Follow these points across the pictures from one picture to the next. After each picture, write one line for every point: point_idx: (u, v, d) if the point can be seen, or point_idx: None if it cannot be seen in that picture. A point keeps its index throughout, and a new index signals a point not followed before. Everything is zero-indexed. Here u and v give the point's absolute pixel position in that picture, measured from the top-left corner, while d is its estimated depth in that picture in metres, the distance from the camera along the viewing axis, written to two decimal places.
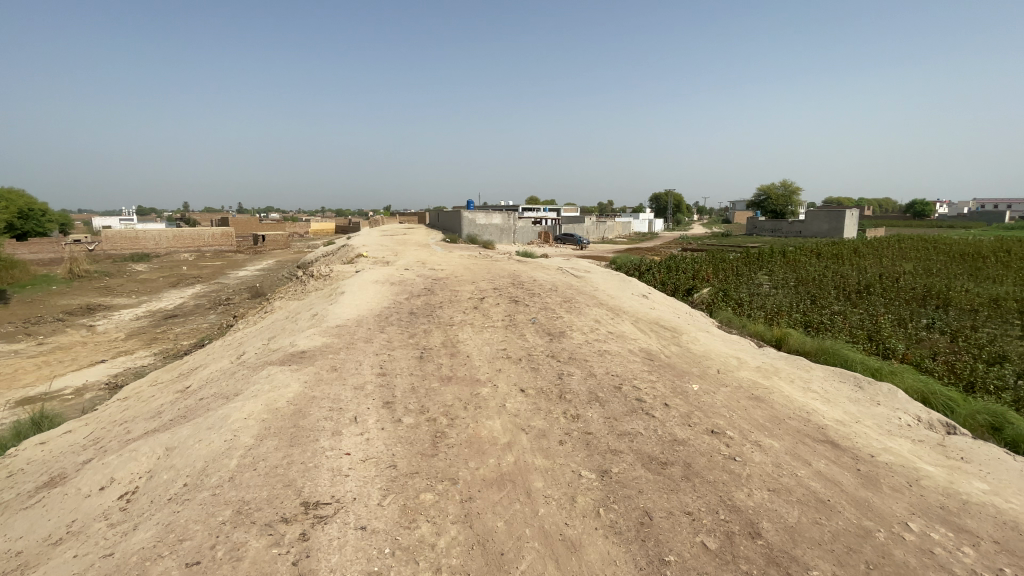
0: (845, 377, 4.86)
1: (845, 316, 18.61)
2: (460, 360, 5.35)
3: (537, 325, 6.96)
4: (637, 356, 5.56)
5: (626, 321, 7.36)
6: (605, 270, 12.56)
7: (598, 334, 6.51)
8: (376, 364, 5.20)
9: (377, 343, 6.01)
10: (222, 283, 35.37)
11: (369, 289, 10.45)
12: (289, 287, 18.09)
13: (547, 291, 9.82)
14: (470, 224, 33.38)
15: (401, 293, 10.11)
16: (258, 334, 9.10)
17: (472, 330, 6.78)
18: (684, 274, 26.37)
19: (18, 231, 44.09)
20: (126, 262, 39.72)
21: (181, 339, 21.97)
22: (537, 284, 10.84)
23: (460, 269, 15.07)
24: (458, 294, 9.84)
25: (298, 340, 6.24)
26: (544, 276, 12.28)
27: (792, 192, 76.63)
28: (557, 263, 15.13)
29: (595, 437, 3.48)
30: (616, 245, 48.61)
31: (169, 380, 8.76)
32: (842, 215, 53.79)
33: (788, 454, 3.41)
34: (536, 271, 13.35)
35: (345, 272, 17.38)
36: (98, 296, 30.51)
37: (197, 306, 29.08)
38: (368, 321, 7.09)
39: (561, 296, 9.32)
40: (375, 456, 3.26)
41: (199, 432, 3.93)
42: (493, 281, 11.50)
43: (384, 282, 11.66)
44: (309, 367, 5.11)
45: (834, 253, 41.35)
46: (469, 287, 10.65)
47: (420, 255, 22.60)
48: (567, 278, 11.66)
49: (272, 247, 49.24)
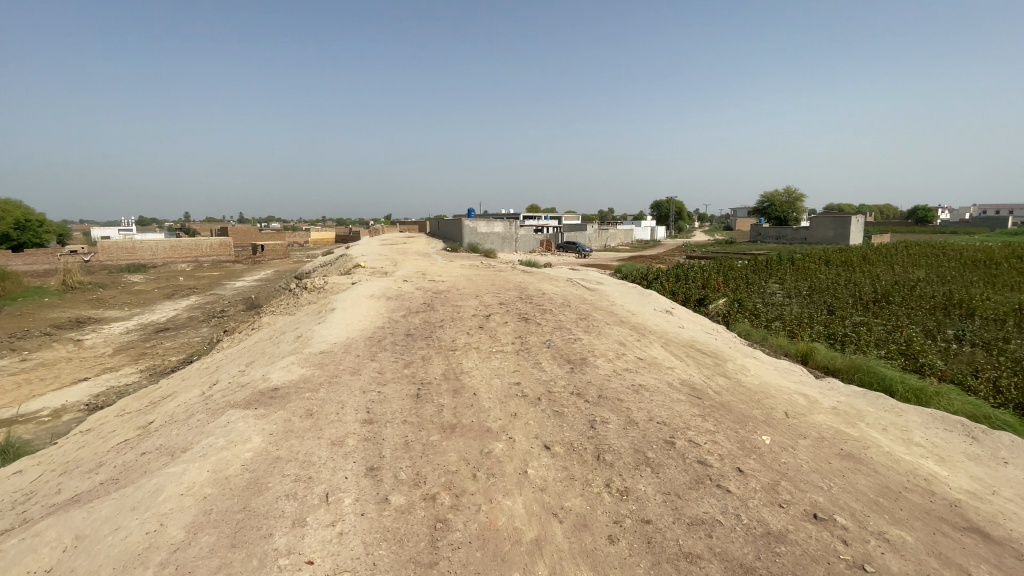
0: (951, 425, 3.92)
1: (868, 328, 17.60)
2: (465, 399, 4.38)
3: (554, 350, 5.99)
4: (681, 393, 4.56)
5: (657, 344, 6.39)
6: (618, 281, 11.60)
7: (628, 362, 5.53)
8: (361, 406, 4.21)
9: (365, 375, 5.04)
10: (218, 294, 34.41)
11: (363, 305, 9.46)
12: (282, 300, 17.13)
13: (560, 307, 8.85)
14: (471, 233, 32.52)
15: (398, 309, 9.12)
16: (238, 357, 8.11)
17: (479, 356, 5.80)
18: (694, 284, 25.38)
19: (14, 242, 43.27)
20: (121, 273, 38.81)
21: (171, 354, 21.00)
22: (547, 298, 9.84)
23: (462, 281, 14.13)
24: (461, 310, 8.86)
25: (273, 372, 5.26)
26: (553, 288, 11.29)
27: (797, 198, 75.75)
28: (564, 274, 14.15)
29: (659, 530, 2.51)
30: (619, 253, 47.69)
31: (135, 410, 7.76)
32: (847, 222, 52.92)
33: (931, 558, 2.45)
34: (544, 282, 12.35)
35: (340, 284, 16.40)
36: (90, 309, 29.58)
37: (191, 318, 28.12)
38: (358, 346, 6.11)
39: (577, 312, 8.34)
40: (348, 568, 2.28)
41: (121, 514, 2.94)
42: (499, 295, 10.53)
43: (380, 296, 10.67)
44: (278, 411, 4.12)
45: (845, 260, 40.26)
46: (473, 302, 9.68)
47: (420, 265, 21.66)
48: (579, 291, 10.69)
49: (270, 257, 48.36)
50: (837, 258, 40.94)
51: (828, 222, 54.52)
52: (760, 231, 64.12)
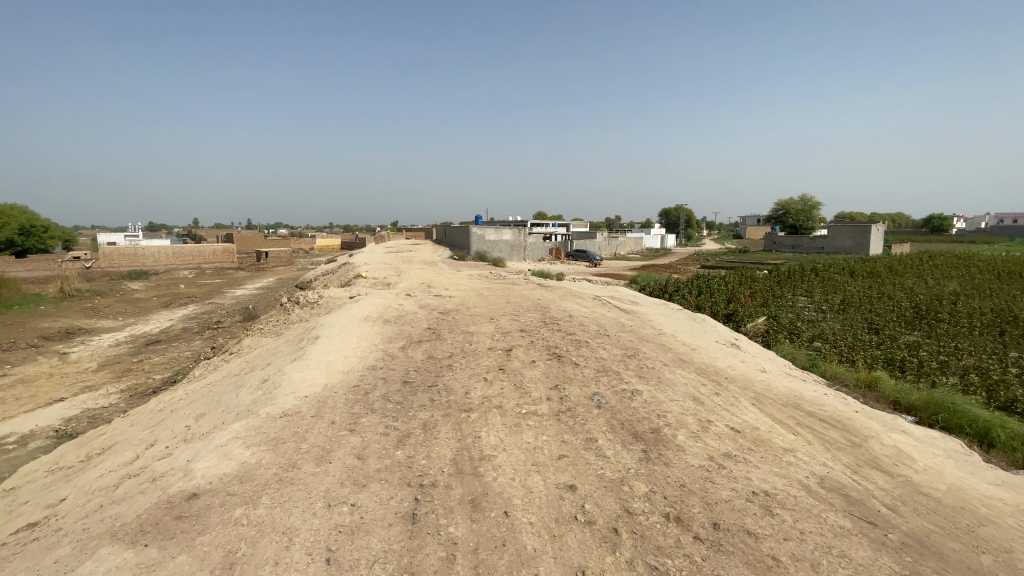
0: None
1: (923, 350, 15.80)
2: (492, 525, 2.69)
3: (609, 413, 4.29)
4: (838, 519, 2.87)
5: (749, 404, 4.69)
6: (656, 302, 9.89)
7: (725, 442, 3.81)
8: (319, 549, 2.52)
9: (338, 467, 3.36)
10: (218, 303, 32.94)
11: (354, 330, 7.76)
12: (274, 315, 15.54)
13: (598, 335, 7.16)
14: (480, 241, 31.01)
15: (397, 338, 7.41)
16: (194, 402, 6.41)
17: (506, 424, 4.08)
18: (720, 296, 23.59)
19: (17, 247, 42.10)
20: (121, 280, 37.38)
21: (158, 371, 19.38)
22: (578, 323, 8.13)
23: (472, 297, 12.50)
24: (474, 341, 7.15)
25: (201, 457, 3.56)
26: (580, 310, 9.55)
27: (813, 207, 73.88)
28: (588, 288, 12.40)
29: None
30: (632, 262, 45.93)
31: (61, 469, 6.08)
32: (867, 231, 50.95)
33: None
34: (568, 301, 10.65)
35: (337, 297, 14.81)
36: (81, 318, 28.09)
37: (185, 330, 26.55)
38: (335, 406, 4.39)
39: (623, 345, 6.64)
40: None
41: None
42: (517, 318, 8.81)
43: (376, 317, 8.97)
44: (177, 561, 2.43)
45: (870, 272, 38.20)
46: (488, 329, 7.94)
47: (425, 275, 20.06)
48: (615, 314, 8.98)
49: (274, 264, 47.05)
50: (862, 269, 38.90)
51: (846, 231, 52.63)
52: (775, 240, 62.21)
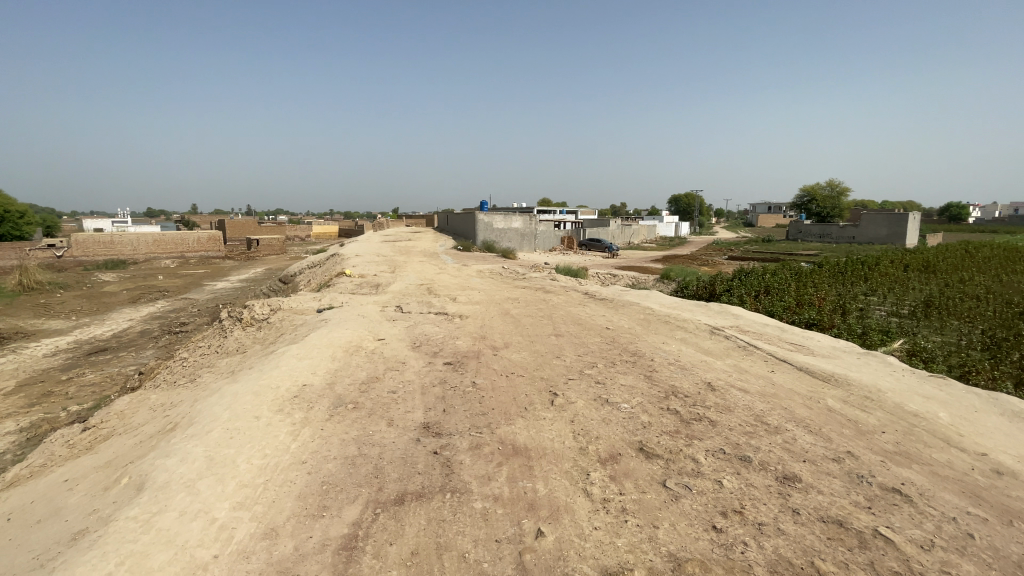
0: None
1: None
2: None
3: None
4: None
5: None
6: (836, 345, 5.59)
7: None
8: None
9: None
10: (191, 298, 28.20)
11: (236, 447, 3.23)
12: (216, 331, 11.03)
13: (875, 498, 2.74)
14: (487, 228, 26.63)
15: (344, 483, 2.92)
16: None
17: None
18: (785, 297, 19.13)
19: None
20: (92, 272, 32.67)
21: (85, 397, 14.74)
22: (756, 420, 3.71)
23: (494, 319, 8.05)
24: (544, 511, 2.66)
25: None
26: (712, 362, 5.10)
27: (839, 192, 68.78)
28: (675, 306, 8.06)
29: None
30: (653, 252, 41.31)
31: None
32: (906, 219, 45.77)
33: None
34: (668, 336, 6.24)
35: (298, 311, 10.36)
36: (27, 318, 23.35)
37: (143, 334, 21.86)
38: None
39: (1004, 569, 2.27)
40: None
41: None
42: (606, 392, 4.32)
43: (318, 387, 4.46)
44: None
45: (925, 264, 33.63)
46: (558, 438, 3.46)
47: (424, 273, 15.58)
48: (801, 382, 4.50)
49: (263, 253, 42.33)
50: (916, 261, 34.21)
51: (881, 220, 47.43)
52: (801, 229, 57.26)
